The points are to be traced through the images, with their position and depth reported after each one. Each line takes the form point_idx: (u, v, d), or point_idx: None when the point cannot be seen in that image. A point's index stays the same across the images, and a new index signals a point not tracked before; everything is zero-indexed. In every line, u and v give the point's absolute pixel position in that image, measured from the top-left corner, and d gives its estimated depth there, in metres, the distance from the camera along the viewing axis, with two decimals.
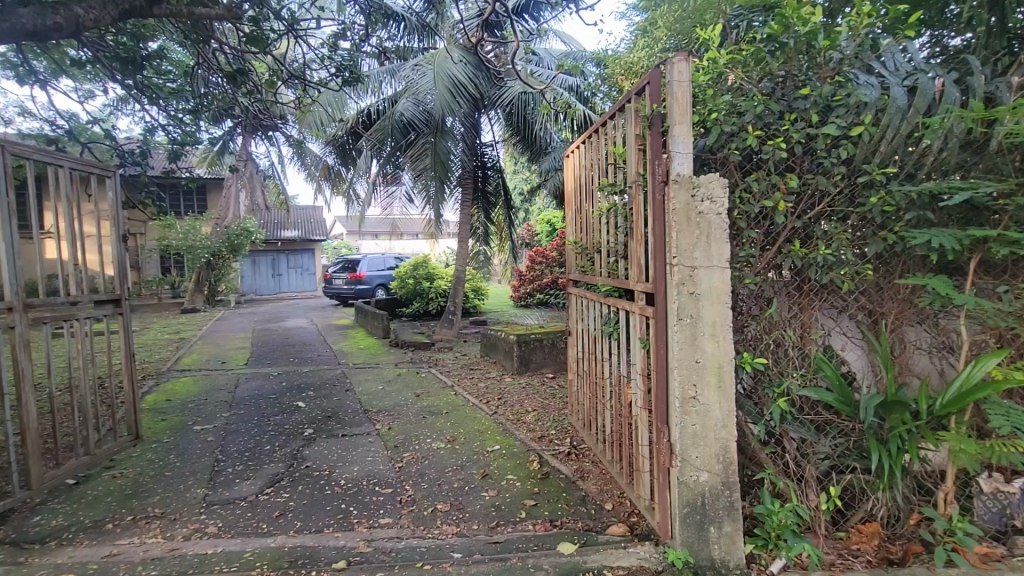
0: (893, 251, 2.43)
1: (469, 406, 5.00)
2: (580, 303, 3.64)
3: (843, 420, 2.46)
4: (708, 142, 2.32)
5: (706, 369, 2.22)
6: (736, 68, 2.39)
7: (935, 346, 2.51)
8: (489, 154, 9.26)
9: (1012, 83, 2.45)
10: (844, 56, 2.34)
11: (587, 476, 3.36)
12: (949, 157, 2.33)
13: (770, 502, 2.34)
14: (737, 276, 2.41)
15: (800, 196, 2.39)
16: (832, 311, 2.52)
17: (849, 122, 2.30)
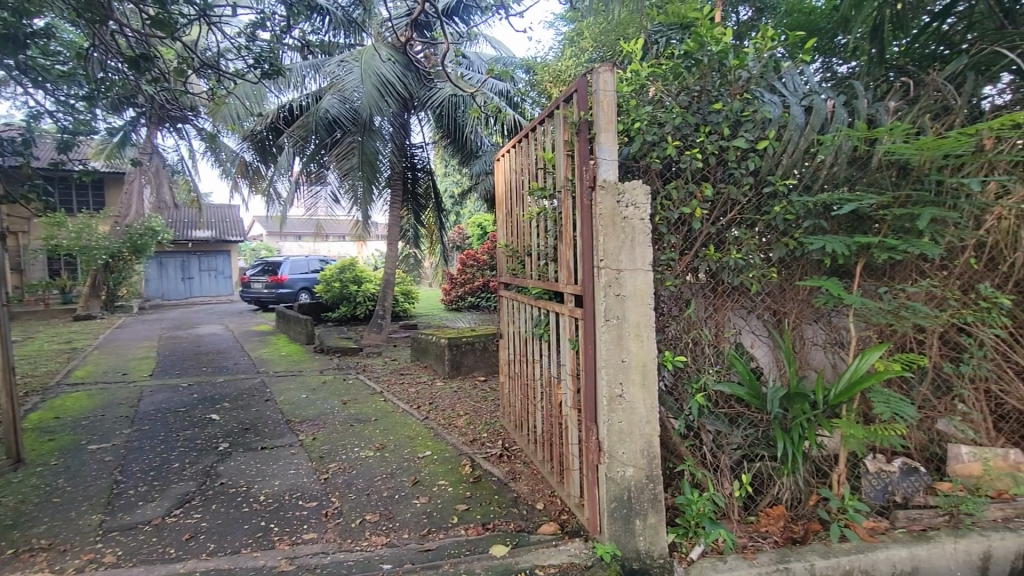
0: (794, 256, 2.66)
1: (399, 412, 4.89)
2: (511, 305, 3.68)
3: (752, 412, 2.66)
4: (631, 151, 2.44)
5: (631, 368, 2.31)
6: (656, 81, 2.52)
7: (829, 342, 2.78)
8: (420, 156, 9.10)
9: (888, 108, 2.77)
10: (750, 75, 2.55)
11: (519, 477, 3.39)
12: (840, 172, 2.58)
13: (690, 492, 2.48)
14: (658, 278, 2.54)
15: (714, 203, 2.56)
16: (742, 311, 2.71)
17: (756, 136, 2.50)
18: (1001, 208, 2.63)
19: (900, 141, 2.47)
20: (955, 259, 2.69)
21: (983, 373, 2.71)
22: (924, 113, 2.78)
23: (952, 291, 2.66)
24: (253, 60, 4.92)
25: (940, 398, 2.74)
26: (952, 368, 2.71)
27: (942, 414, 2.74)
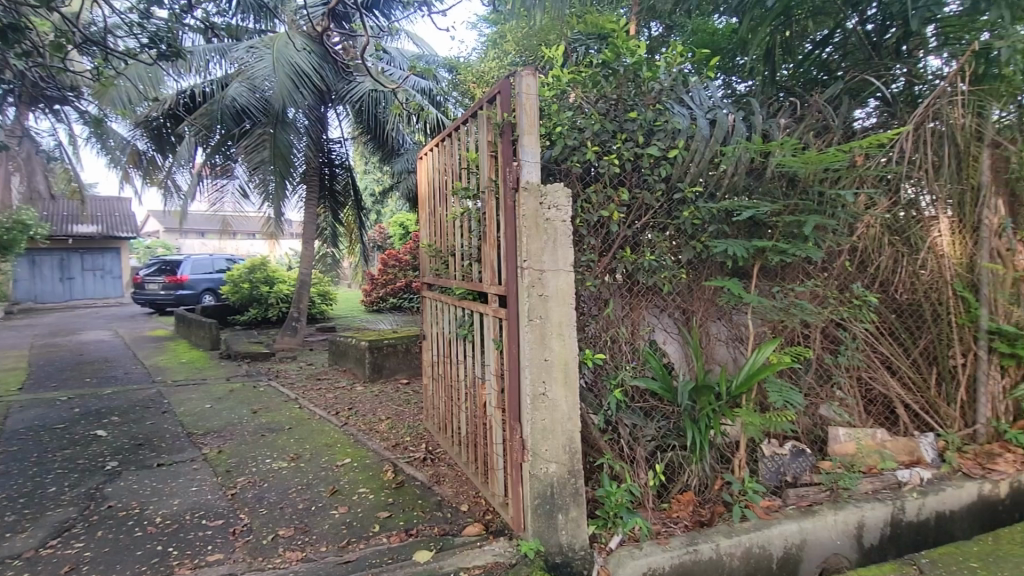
0: (701, 258, 2.86)
1: (316, 419, 4.66)
2: (434, 306, 3.64)
3: (665, 405, 2.82)
4: (553, 154, 2.50)
5: (554, 367, 2.37)
6: (576, 88, 2.62)
7: (731, 337, 3.01)
8: (337, 151, 8.78)
9: (779, 125, 3.06)
10: (662, 87, 2.71)
11: (443, 480, 3.36)
12: (739, 181, 2.81)
13: (609, 484, 2.58)
14: (579, 279, 2.63)
15: (631, 207, 2.68)
16: (655, 310, 2.88)
17: (667, 145, 2.66)
18: (869, 217, 3.00)
19: (790, 155, 2.74)
20: (833, 262, 3.03)
21: (856, 362, 3.07)
22: (809, 130, 3.10)
23: (830, 289, 3.01)
24: (148, 39, 4.48)
25: (823, 386, 3.07)
26: (831, 358, 3.05)
27: (824, 400, 3.07)
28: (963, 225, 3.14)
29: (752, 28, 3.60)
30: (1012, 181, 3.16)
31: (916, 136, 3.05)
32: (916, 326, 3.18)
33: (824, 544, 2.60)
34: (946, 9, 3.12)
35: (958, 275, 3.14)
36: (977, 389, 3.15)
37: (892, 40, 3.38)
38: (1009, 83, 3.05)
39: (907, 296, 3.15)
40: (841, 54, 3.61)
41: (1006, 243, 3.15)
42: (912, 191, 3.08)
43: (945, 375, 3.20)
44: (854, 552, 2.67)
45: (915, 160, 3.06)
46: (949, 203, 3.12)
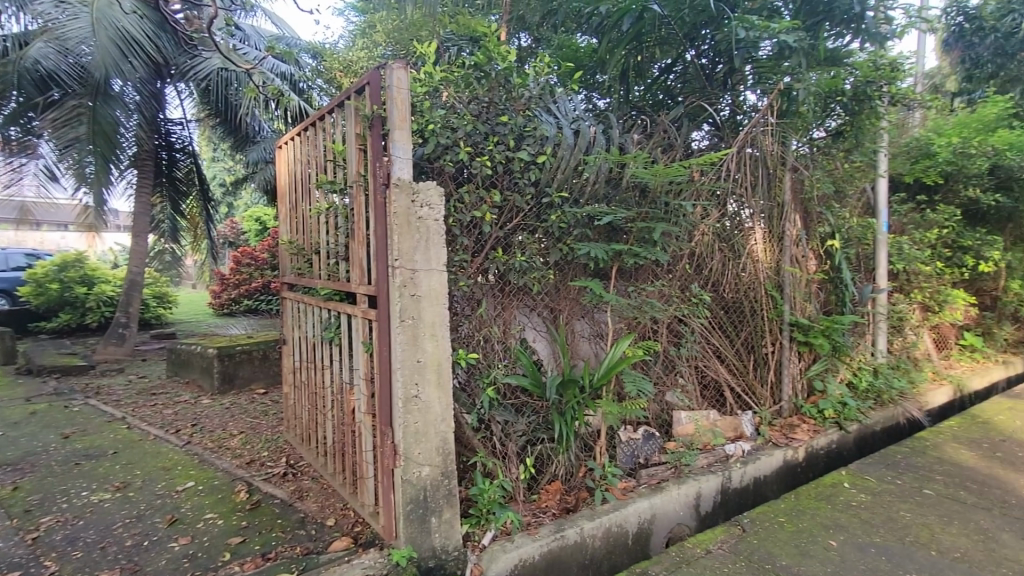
0: (567, 260, 3.04)
1: (150, 439, 4.04)
2: (296, 308, 3.38)
3: (534, 400, 2.95)
4: (426, 151, 2.47)
5: (427, 368, 2.33)
6: (449, 86, 2.63)
7: (593, 334, 3.24)
8: (178, 133, 7.74)
9: (633, 139, 3.37)
10: (531, 95, 2.82)
11: (307, 495, 3.13)
12: (599, 189, 3.03)
13: (482, 481, 2.61)
14: (452, 279, 2.64)
15: (502, 209, 2.76)
16: (525, 309, 2.99)
17: (536, 150, 2.77)
18: (704, 226, 3.44)
19: (641, 167, 3.02)
20: (677, 265, 3.42)
21: (694, 353, 3.50)
22: (657, 146, 3.46)
23: (674, 289, 3.39)
24: None
25: (669, 375, 3.46)
26: (675, 350, 3.45)
27: (670, 387, 3.46)
28: (773, 235, 3.75)
29: (610, 48, 3.91)
30: (804, 199, 3.88)
31: (738, 158, 3.56)
32: (739, 320, 3.73)
33: (670, 516, 2.89)
34: (760, 52, 3.66)
35: (769, 277, 3.73)
36: (783, 372, 3.78)
37: (721, 73, 3.92)
38: (803, 119, 3.70)
39: (733, 294, 3.67)
40: (682, 81, 4.06)
41: (802, 250, 3.84)
42: (736, 205, 3.59)
43: (760, 362, 3.79)
44: (694, 520, 2.99)
45: (739, 178, 3.57)
46: (764, 216, 3.69)
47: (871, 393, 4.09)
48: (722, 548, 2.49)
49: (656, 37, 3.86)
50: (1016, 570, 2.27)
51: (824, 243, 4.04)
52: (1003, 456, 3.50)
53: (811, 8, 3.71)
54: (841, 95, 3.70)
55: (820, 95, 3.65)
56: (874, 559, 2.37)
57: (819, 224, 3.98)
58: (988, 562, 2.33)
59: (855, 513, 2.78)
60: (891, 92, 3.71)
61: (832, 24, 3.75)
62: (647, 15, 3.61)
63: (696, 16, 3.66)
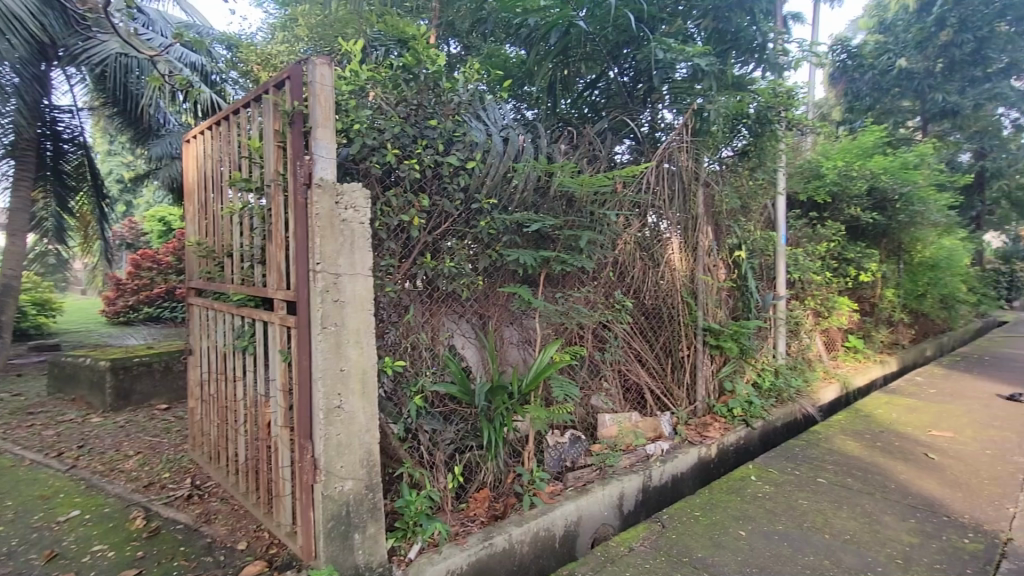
0: (496, 267, 3.04)
1: (25, 465, 3.56)
2: (204, 315, 3.13)
3: (463, 408, 2.92)
4: (351, 152, 2.39)
5: (350, 377, 2.24)
6: (376, 86, 2.57)
7: (521, 341, 3.27)
8: (66, 122, 6.93)
9: (560, 150, 3.46)
10: (461, 100, 2.82)
11: (215, 518, 2.88)
12: (528, 197, 3.06)
13: (408, 493, 2.54)
14: (378, 284, 2.56)
15: (430, 214, 2.72)
16: (454, 316, 2.96)
17: (465, 156, 2.76)
18: (626, 235, 3.59)
19: (568, 176, 3.10)
20: (601, 272, 3.54)
21: (618, 358, 3.64)
22: (583, 157, 3.57)
23: (598, 296, 3.51)
24: None
25: (594, 379, 3.57)
26: (599, 355, 3.57)
27: (595, 391, 3.57)
28: (688, 246, 3.98)
29: (538, 60, 4.01)
30: (715, 212, 4.17)
31: (658, 172, 3.76)
32: (658, 326, 3.92)
33: (595, 517, 2.95)
34: (676, 74, 3.90)
35: (685, 284, 3.96)
36: (698, 374, 4.02)
37: (641, 91, 4.10)
38: (715, 138, 3.97)
39: (652, 301, 3.86)
40: (606, 97, 4.23)
41: (713, 260, 4.12)
42: (655, 217, 3.78)
43: (677, 365, 4.00)
44: (617, 519, 3.08)
45: (658, 191, 3.76)
46: (680, 227, 3.91)
47: (773, 392, 4.44)
48: (644, 544, 2.58)
49: (581, 53, 4.00)
50: (894, 547, 2.54)
51: (732, 253, 4.36)
52: (882, 445, 3.92)
53: (721, 37, 4.01)
54: (746, 117, 4.03)
55: (729, 117, 3.94)
56: (778, 545, 2.56)
57: (728, 236, 4.30)
58: (873, 542, 2.59)
59: (761, 504, 2.99)
60: (789, 118, 4.08)
61: (739, 53, 4.08)
62: (574, 30, 3.74)
63: (619, 35, 3.86)
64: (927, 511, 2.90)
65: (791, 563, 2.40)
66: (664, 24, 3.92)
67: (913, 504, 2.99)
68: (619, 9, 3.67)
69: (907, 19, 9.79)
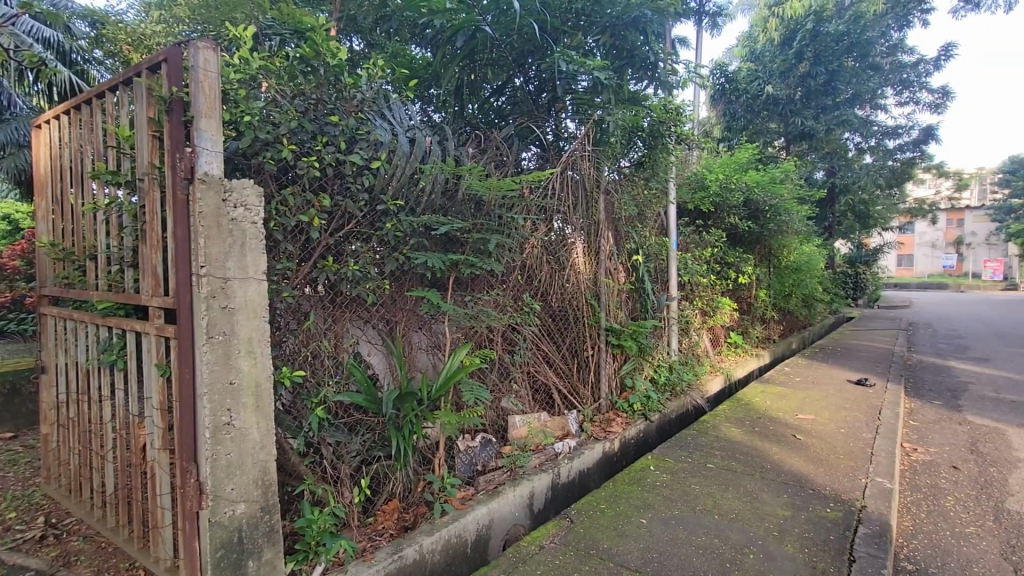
0: (403, 270, 2.95)
1: None
2: (61, 327, 2.73)
3: (370, 417, 2.80)
4: (240, 145, 2.21)
5: (242, 391, 2.05)
6: (269, 77, 2.40)
7: (430, 345, 3.21)
8: None
9: (468, 153, 3.46)
10: (364, 97, 2.72)
11: (76, 559, 2.51)
12: (436, 200, 3.01)
13: (310, 511, 2.37)
14: (274, 289, 2.38)
15: (332, 215, 2.58)
16: (359, 322, 2.84)
17: (369, 155, 2.66)
18: (533, 239, 3.67)
19: (476, 179, 3.10)
20: (509, 275, 3.58)
21: (526, 359, 3.71)
22: (491, 161, 3.60)
23: (507, 298, 3.55)
24: None
25: (504, 382, 3.61)
26: (509, 357, 3.61)
27: (505, 394, 3.60)
28: (592, 250, 4.15)
29: (444, 63, 3.99)
30: (615, 219, 4.40)
31: (562, 178, 3.87)
32: (564, 327, 4.05)
33: (506, 519, 2.92)
34: (578, 85, 4.06)
35: (588, 287, 4.13)
36: (601, 372, 4.21)
37: (545, 100, 4.23)
38: (614, 148, 4.19)
39: (559, 303, 3.98)
40: (511, 104, 4.30)
41: (614, 264, 4.35)
42: (561, 222, 3.90)
43: (582, 364, 4.16)
44: (528, 518, 3.08)
45: (562, 197, 3.89)
46: (583, 233, 4.07)
47: (668, 386, 4.77)
48: (554, 541, 2.63)
49: (487, 58, 4.04)
50: (772, 521, 2.83)
51: (631, 257, 4.64)
52: (760, 429, 4.36)
53: (618, 53, 4.23)
54: (642, 130, 4.31)
55: (626, 129, 4.18)
56: (675, 530, 2.73)
57: (626, 241, 4.56)
58: (754, 518, 2.86)
59: (660, 492, 3.19)
60: (678, 133, 4.45)
61: (634, 70, 4.33)
62: (480, 35, 3.76)
63: (524, 43, 3.96)
64: (797, 487, 3.27)
65: (687, 545, 2.58)
66: (566, 36, 4.07)
67: (785, 481, 3.35)
68: (524, 18, 3.75)
69: (772, 50, 11.08)
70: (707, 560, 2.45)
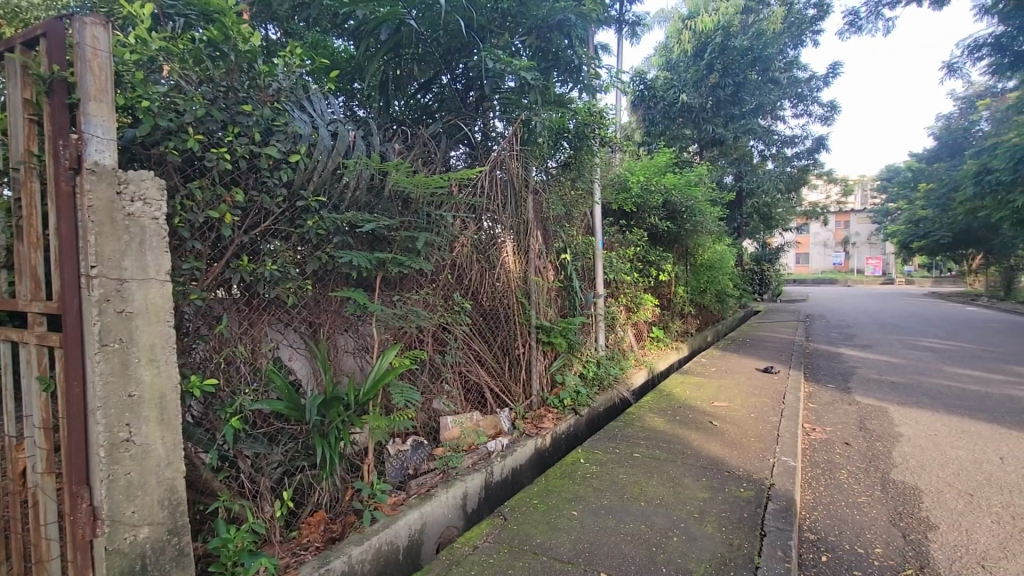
0: (326, 269, 2.82)
1: None
2: None
3: (292, 425, 2.65)
4: (138, 133, 2.02)
5: (142, 404, 1.86)
6: (170, 60, 2.23)
7: (357, 348, 3.09)
8: None
9: (394, 149, 3.38)
10: (280, 87, 2.57)
11: None
12: (361, 196, 2.90)
13: (225, 530, 2.20)
14: (179, 292, 2.19)
15: (246, 211, 2.41)
16: (279, 325, 2.67)
17: (287, 148, 2.51)
18: (463, 238, 3.64)
19: (403, 176, 3.02)
20: (439, 275, 3.53)
21: (457, 359, 3.67)
22: (418, 158, 3.53)
23: (437, 298, 3.49)
24: None
25: (435, 383, 3.55)
26: (439, 358, 3.56)
27: (436, 395, 3.55)
28: (521, 249, 4.18)
29: (368, 56, 3.85)
30: (544, 218, 4.47)
31: (491, 177, 3.87)
32: (494, 326, 4.05)
33: (440, 521, 2.84)
34: (505, 85, 4.07)
35: (519, 286, 4.17)
36: (532, 370, 4.26)
37: (473, 99, 4.22)
38: (541, 148, 4.25)
39: (489, 302, 3.98)
40: (438, 101, 4.25)
41: (543, 262, 4.42)
42: (490, 222, 3.89)
43: (514, 362, 4.19)
44: (461, 520, 3.02)
45: (491, 196, 3.88)
46: (513, 231, 4.09)
47: (597, 380, 4.91)
48: (487, 541, 2.62)
49: (412, 53, 3.95)
50: (693, 504, 2.99)
51: (559, 256, 4.74)
52: (680, 418, 4.61)
53: (543, 55, 4.28)
54: (567, 131, 4.43)
55: (552, 130, 4.26)
56: (605, 519, 2.81)
57: (554, 240, 4.65)
58: (677, 503, 3.01)
59: (590, 483, 3.27)
60: (601, 135, 4.62)
61: (559, 73, 4.41)
62: (404, 29, 3.66)
63: (450, 40, 3.92)
64: (714, 470, 3.48)
65: (616, 533, 2.66)
66: (493, 36, 4.06)
67: (704, 465, 3.56)
68: (450, 14, 3.70)
69: (686, 61, 11.77)
70: (634, 546, 2.54)
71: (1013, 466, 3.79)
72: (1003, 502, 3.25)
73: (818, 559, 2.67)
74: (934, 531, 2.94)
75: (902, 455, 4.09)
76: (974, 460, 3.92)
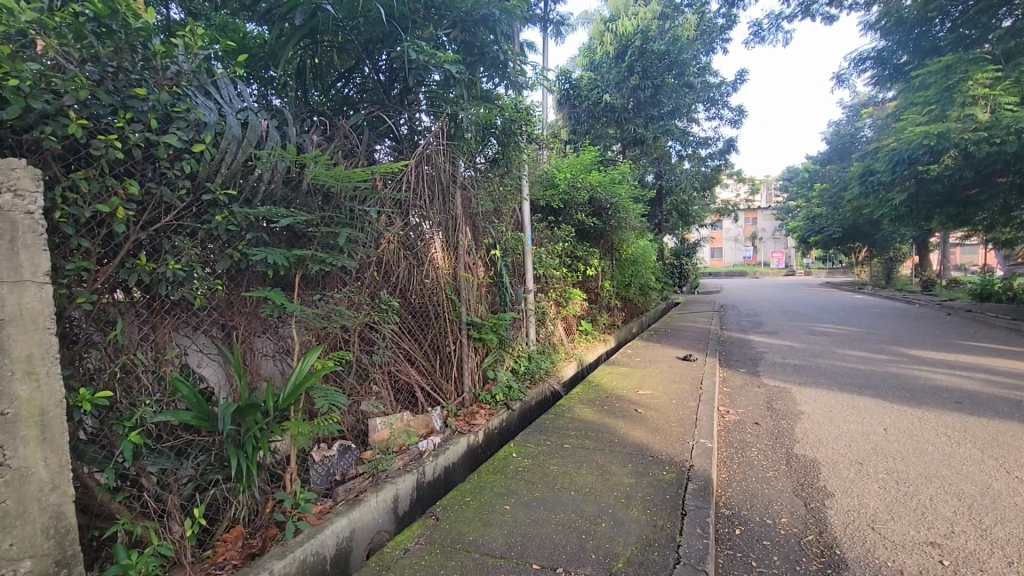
0: (239, 268, 2.64)
1: None
2: None
3: (203, 436, 2.47)
4: (5, 117, 1.77)
5: (19, 422, 1.64)
6: (46, 34, 1.99)
7: (277, 350, 2.95)
8: None
9: (312, 140, 3.23)
10: (181, 70, 2.37)
11: None
12: (275, 190, 2.74)
13: (125, 555, 2.01)
14: (63, 295, 1.95)
15: (142, 204, 2.20)
16: (186, 329, 2.47)
17: (190, 137, 2.31)
18: (389, 233, 3.53)
19: (322, 168, 2.88)
20: (364, 273, 3.42)
21: (386, 359, 3.59)
22: (338, 151, 3.40)
23: (363, 297, 3.37)
24: None
25: (362, 384, 3.46)
26: (367, 358, 3.47)
27: (364, 396, 3.45)
28: (450, 246, 4.13)
29: (283, 42, 3.65)
30: (473, 214, 4.44)
31: (417, 172, 3.77)
32: (424, 323, 4.00)
33: (370, 527, 2.74)
34: (431, 79, 3.97)
35: (448, 283, 4.11)
36: (463, 366, 4.24)
37: (396, 93, 4.10)
38: (469, 144, 4.20)
39: (419, 300, 3.91)
40: (361, 93, 4.13)
41: (472, 258, 4.39)
42: (418, 217, 3.80)
43: (445, 360, 4.16)
44: (392, 523, 2.92)
45: (420, 192, 3.79)
46: (442, 227, 4.03)
47: (528, 375, 4.98)
48: (419, 542, 2.56)
49: (331, 40, 3.83)
50: (620, 490, 3.10)
51: (489, 252, 4.74)
52: (608, 407, 4.79)
53: (468, 49, 4.18)
54: (495, 127, 4.42)
55: (478, 125, 4.24)
56: (537, 512, 2.84)
57: (484, 235, 4.64)
58: (606, 489, 3.11)
59: (522, 477, 3.31)
60: (528, 132, 4.66)
61: (486, 68, 4.32)
62: (320, 15, 3.50)
63: (371, 28, 3.77)
64: (640, 455, 3.64)
65: (549, 524, 2.70)
66: (417, 28, 3.96)
67: (630, 451, 3.71)
68: (368, 3, 3.55)
69: (609, 62, 12.21)
70: (565, 535, 2.59)
71: (894, 436, 4.26)
72: (887, 468, 3.66)
73: (732, 533, 2.86)
74: (831, 498, 3.25)
75: (803, 431, 4.50)
76: (863, 433, 4.38)
